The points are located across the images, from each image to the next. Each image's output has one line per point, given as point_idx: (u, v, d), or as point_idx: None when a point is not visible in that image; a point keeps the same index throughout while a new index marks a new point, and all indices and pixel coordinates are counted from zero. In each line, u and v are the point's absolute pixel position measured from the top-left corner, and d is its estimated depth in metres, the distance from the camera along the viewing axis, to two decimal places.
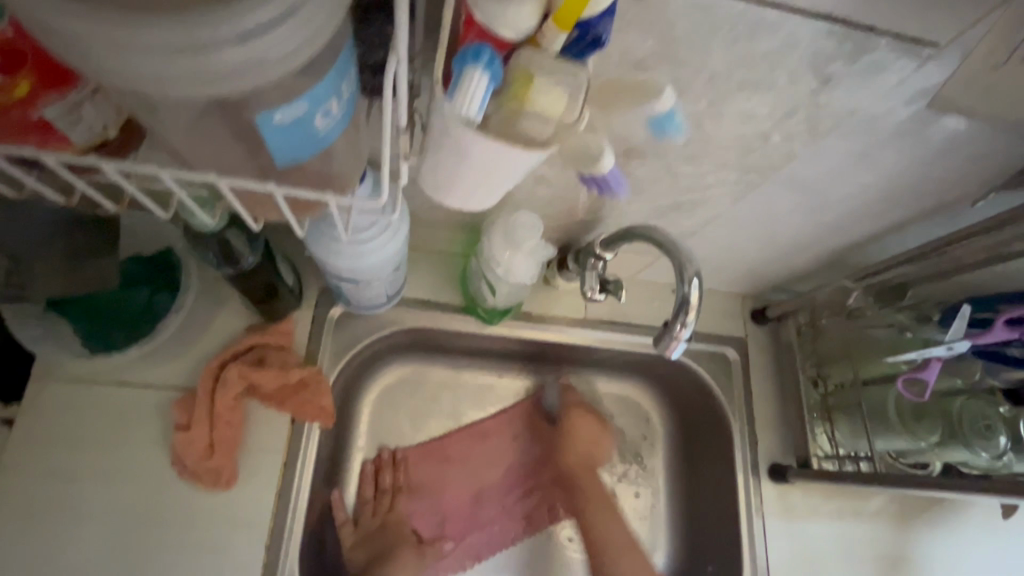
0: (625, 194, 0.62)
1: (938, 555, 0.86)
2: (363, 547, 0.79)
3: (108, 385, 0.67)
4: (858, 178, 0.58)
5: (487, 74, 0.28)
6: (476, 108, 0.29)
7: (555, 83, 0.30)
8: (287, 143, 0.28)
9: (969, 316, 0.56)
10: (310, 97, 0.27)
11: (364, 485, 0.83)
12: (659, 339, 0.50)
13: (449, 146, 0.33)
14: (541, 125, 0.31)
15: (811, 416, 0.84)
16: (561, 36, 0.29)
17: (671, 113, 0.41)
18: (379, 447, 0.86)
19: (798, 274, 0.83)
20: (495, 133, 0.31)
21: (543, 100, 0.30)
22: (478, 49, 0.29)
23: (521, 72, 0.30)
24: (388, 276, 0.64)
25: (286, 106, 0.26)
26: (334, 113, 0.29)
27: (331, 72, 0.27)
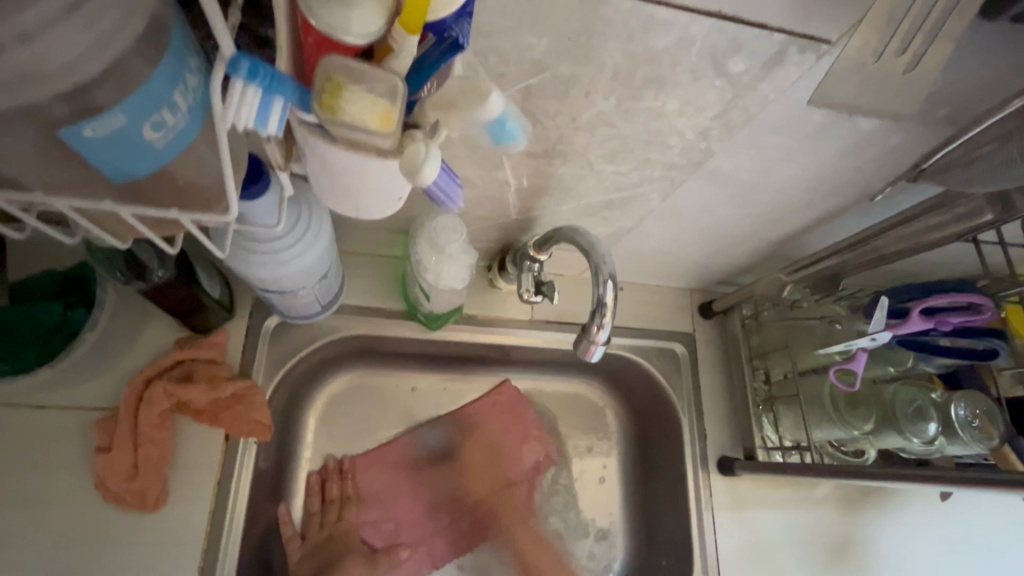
0: (553, 194, 0.62)
1: (884, 538, 0.89)
2: (308, 562, 0.77)
3: (23, 408, 0.64)
4: (781, 173, 0.58)
5: (255, 89, 0.26)
6: (252, 125, 0.27)
7: (370, 91, 0.28)
8: (112, 157, 0.27)
9: (888, 308, 0.57)
10: (127, 109, 0.25)
11: (311, 496, 0.82)
12: (579, 342, 0.49)
13: (314, 155, 0.32)
14: (366, 135, 0.30)
15: (757, 408, 0.85)
16: (411, 39, 0.28)
17: (504, 120, 0.35)
18: (327, 457, 0.84)
19: (740, 268, 0.84)
20: (341, 143, 0.30)
21: (354, 107, 0.28)
22: (238, 65, 0.25)
23: (326, 83, 0.27)
24: (315, 285, 0.63)
25: (99, 119, 0.25)
26: (170, 124, 0.27)
27: (154, 81, 0.26)
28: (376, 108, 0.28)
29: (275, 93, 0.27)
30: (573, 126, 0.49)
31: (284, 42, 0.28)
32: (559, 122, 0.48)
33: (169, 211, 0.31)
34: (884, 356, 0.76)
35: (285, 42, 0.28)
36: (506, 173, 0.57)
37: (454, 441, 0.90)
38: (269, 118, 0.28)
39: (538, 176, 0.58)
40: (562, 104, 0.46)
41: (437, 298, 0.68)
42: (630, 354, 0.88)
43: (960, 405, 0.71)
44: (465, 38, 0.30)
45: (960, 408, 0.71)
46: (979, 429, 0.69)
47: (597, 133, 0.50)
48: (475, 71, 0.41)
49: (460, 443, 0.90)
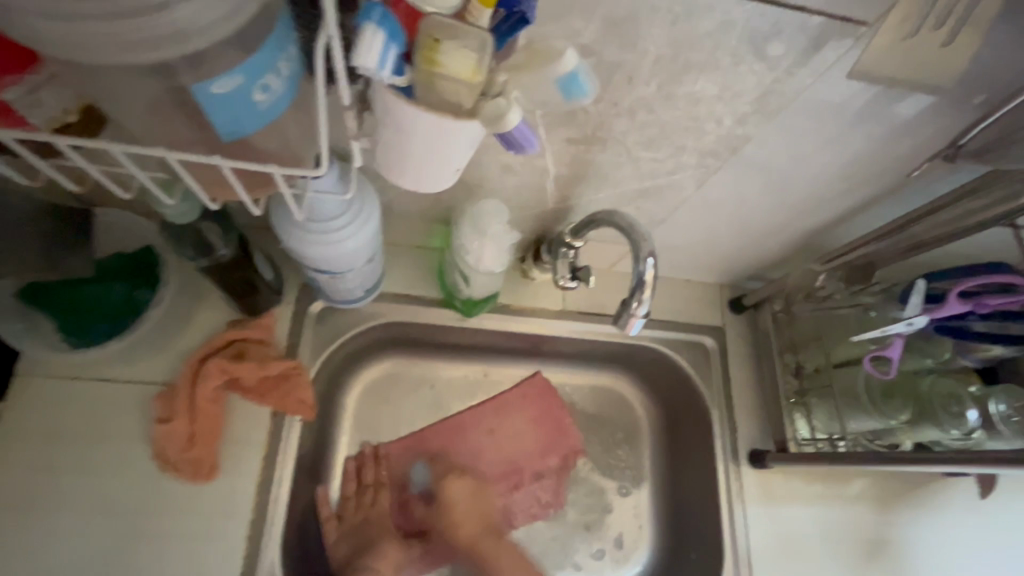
0: (591, 182, 0.64)
1: (921, 538, 0.87)
2: (347, 541, 0.80)
3: (91, 382, 0.68)
4: (815, 162, 0.59)
5: (381, 29, 0.29)
6: (373, 65, 0.30)
7: (463, 45, 0.31)
8: (226, 114, 0.30)
9: (925, 290, 0.57)
10: (245, 71, 0.29)
11: (348, 480, 0.84)
12: (619, 315, 0.50)
13: (390, 123, 0.36)
14: (456, 88, 0.32)
15: (788, 402, 0.85)
16: (486, 11, 0.31)
17: (576, 75, 0.36)
18: (364, 444, 0.87)
19: (771, 262, 0.85)
20: (423, 105, 0.33)
21: (449, 62, 0.31)
22: (375, 11, 0.30)
23: (425, 38, 0.31)
24: (362, 267, 0.66)
25: (221, 78, 0.28)
26: (274, 88, 0.31)
27: (267, 48, 0.29)
28: (462, 61, 0.31)
29: (394, 40, 0.30)
30: (614, 111, 0.51)
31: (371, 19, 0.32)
32: (600, 107, 0.51)
33: (265, 167, 0.34)
34: (919, 347, 0.75)
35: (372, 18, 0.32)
36: (546, 160, 0.60)
37: (483, 431, 0.92)
38: (385, 62, 0.30)
39: (577, 163, 0.60)
40: (604, 89, 0.48)
41: (476, 283, 0.71)
42: (660, 346, 0.90)
43: (999, 401, 0.71)
44: (531, 12, 0.33)
45: (999, 404, 0.71)
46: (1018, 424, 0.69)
47: (637, 119, 0.52)
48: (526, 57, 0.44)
49: (489, 432, 0.92)
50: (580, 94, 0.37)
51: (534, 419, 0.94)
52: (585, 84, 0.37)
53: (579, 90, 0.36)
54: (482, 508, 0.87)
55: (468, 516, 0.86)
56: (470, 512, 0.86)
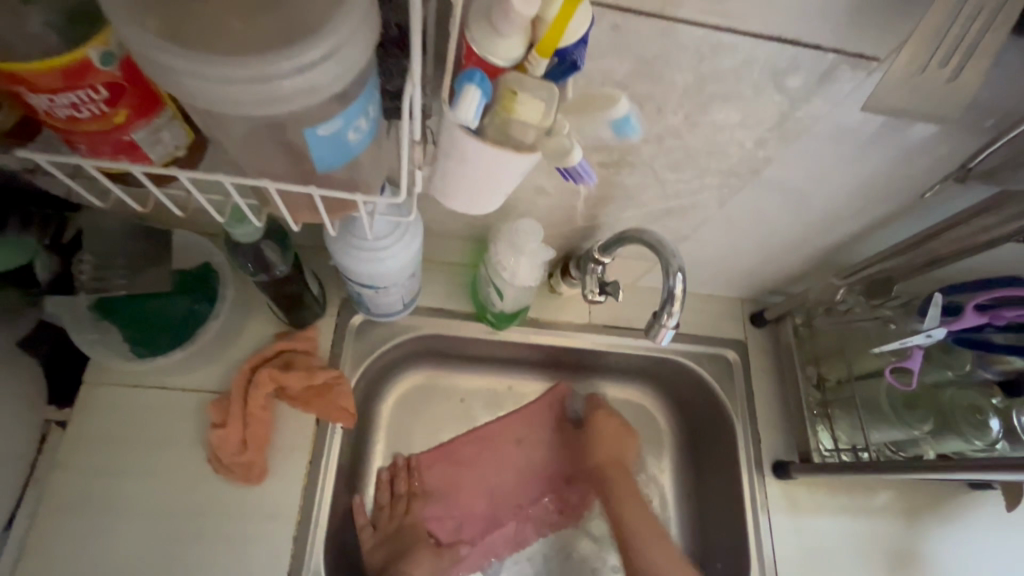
0: (619, 201, 0.68)
1: (949, 552, 0.87)
2: (382, 548, 0.83)
3: (154, 389, 0.74)
4: (832, 182, 0.63)
5: (479, 90, 0.35)
6: (466, 117, 0.35)
7: (534, 96, 0.36)
8: (326, 150, 0.35)
9: (942, 304, 0.60)
10: (344, 116, 0.34)
11: (381, 490, 0.88)
12: (650, 327, 0.54)
13: (454, 155, 0.40)
14: (526, 130, 0.38)
15: (811, 414, 0.87)
16: (543, 62, 0.36)
17: (626, 118, 0.43)
18: (395, 456, 0.91)
19: (792, 276, 0.88)
20: (490, 141, 0.38)
21: (523, 110, 0.36)
22: (475, 75, 0.35)
23: (503, 91, 0.36)
24: (404, 282, 0.70)
25: (327, 122, 0.34)
26: (363, 128, 0.36)
27: (361, 96, 0.35)
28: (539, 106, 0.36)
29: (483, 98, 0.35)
30: (644, 137, 0.56)
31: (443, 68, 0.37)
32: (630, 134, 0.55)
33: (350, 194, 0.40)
34: (942, 360, 0.76)
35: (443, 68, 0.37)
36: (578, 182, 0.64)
37: (511, 442, 0.95)
38: (477, 116, 0.35)
39: (607, 185, 0.65)
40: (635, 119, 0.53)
41: (510, 297, 0.75)
42: (683, 359, 0.92)
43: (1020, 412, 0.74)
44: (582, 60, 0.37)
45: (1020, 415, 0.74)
46: None
47: (665, 144, 0.57)
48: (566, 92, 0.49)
49: (516, 442, 0.96)
50: (630, 132, 0.44)
51: (559, 429, 0.97)
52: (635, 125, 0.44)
53: (630, 130, 0.44)
54: (619, 448, 0.92)
55: (605, 448, 0.92)
56: (610, 445, 0.92)
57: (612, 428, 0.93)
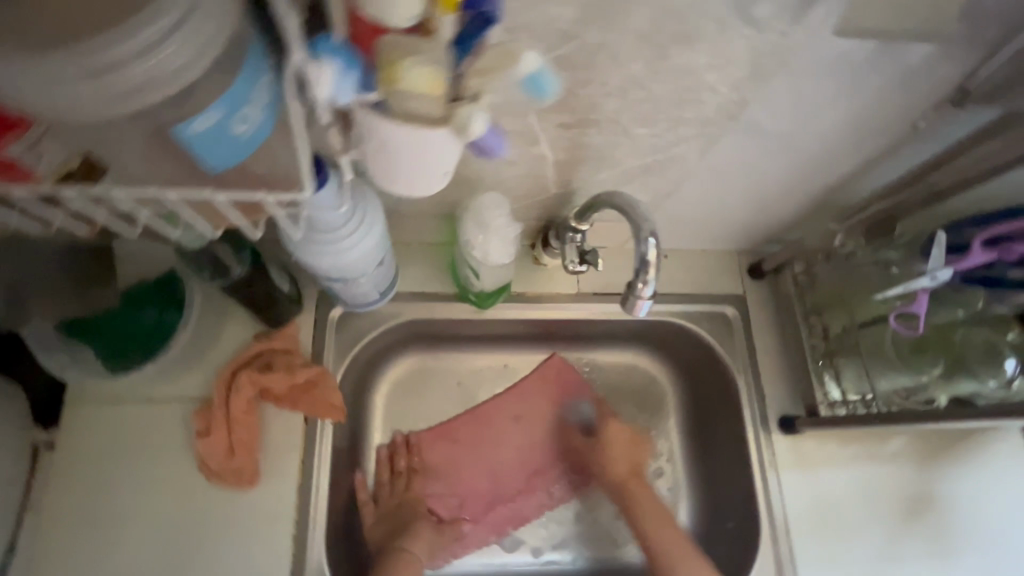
0: (591, 164, 0.64)
1: (968, 493, 0.85)
2: (381, 526, 0.81)
3: (134, 403, 0.72)
4: (820, 119, 0.57)
5: (335, 62, 0.32)
6: (328, 94, 0.32)
7: (423, 60, 0.32)
8: (212, 149, 0.32)
9: (946, 243, 0.54)
10: (220, 106, 0.31)
11: (382, 467, 0.87)
12: (625, 298, 0.50)
13: (372, 139, 0.36)
14: (423, 102, 0.34)
15: (816, 365, 0.83)
16: (448, 18, 0.33)
17: (539, 74, 0.35)
18: (395, 433, 0.89)
19: (789, 224, 0.83)
20: (393, 117, 0.34)
21: (410, 76, 0.32)
22: (321, 46, 0.32)
23: (383, 61, 0.33)
24: (373, 272, 0.67)
25: (199, 117, 0.31)
26: (254, 118, 0.33)
27: (239, 81, 0.31)
28: (422, 75, 0.32)
29: (348, 69, 0.32)
30: (604, 92, 0.50)
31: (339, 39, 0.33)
32: (589, 90, 0.50)
33: (253, 194, 0.37)
34: (950, 298, 0.72)
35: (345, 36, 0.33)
36: (542, 147, 0.59)
37: (508, 419, 0.93)
38: (344, 89, 0.32)
39: (574, 148, 0.60)
40: (590, 72, 0.48)
41: (486, 276, 0.71)
42: (681, 320, 0.89)
43: None
44: (495, 11, 0.34)
45: None
46: None
47: (628, 97, 0.51)
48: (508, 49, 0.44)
49: (513, 419, 0.93)
50: (544, 93, 0.36)
51: (555, 409, 0.95)
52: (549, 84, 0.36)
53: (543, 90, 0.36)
54: (636, 456, 0.88)
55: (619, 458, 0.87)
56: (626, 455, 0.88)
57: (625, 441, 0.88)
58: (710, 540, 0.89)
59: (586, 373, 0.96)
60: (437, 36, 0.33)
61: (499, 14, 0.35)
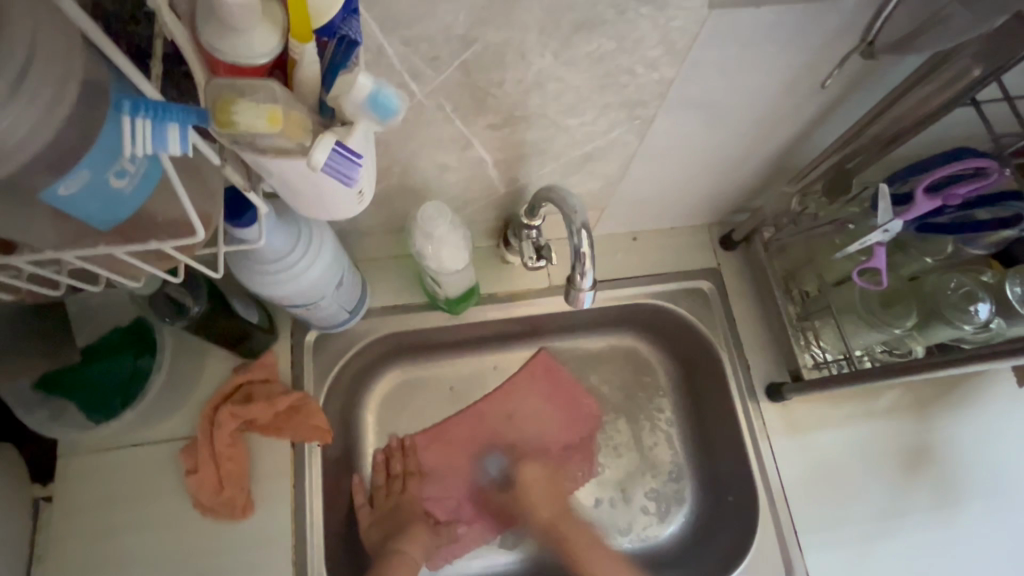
0: (532, 159, 0.63)
1: (967, 439, 0.83)
2: (377, 528, 0.83)
3: (123, 450, 0.74)
4: (750, 85, 0.57)
5: (148, 119, 0.31)
6: (155, 150, 0.32)
7: (254, 100, 0.32)
8: (91, 207, 0.33)
9: (890, 195, 0.54)
10: (88, 165, 0.31)
11: (381, 471, 0.88)
12: (569, 293, 0.51)
13: (270, 172, 0.37)
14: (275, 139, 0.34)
15: (795, 328, 0.83)
16: (305, 47, 0.33)
17: (377, 95, 0.34)
18: (391, 436, 0.90)
19: (752, 191, 0.82)
20: (272, 151, 0.35)
21: (242, 117, 0.32)
22: (124, 106, 0.30)
23: (218, 102, 0.32)
24: (333, 293, 0.68)
25: (67, 178, 0.31)
26: (131, 170, 0.33)
27: (105, 137, 0.31)
28: (262, 111, 0.32)
29: (167, 120, 0.31)
30: (521, 89, 0.50)
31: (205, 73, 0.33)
32: (506, 88, 0.50)
33: (146, 245, 0.37)
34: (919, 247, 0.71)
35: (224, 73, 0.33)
36: (478, 149, 0.59)
37: (501, 418, 0.93)
38: (169, 140, 0.31)
39: (511, 146, 0.60)
40: (502, 71, 0.48)
41: (447, 284, 0.72)
42: (657, 301, 0.88)
43: (1015, 284, 0.67)
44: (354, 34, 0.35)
45: (1016, 286, 0.67)
46: None
47: (548, 90, 0.51)
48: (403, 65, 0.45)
49: (506, 418, 0.94)
50: (391, 112, 0.35)
51: (547, 408, 0.95)
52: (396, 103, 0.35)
53: (386, 111, 0.34)
54: (635, 474, 0.88)
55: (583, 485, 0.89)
56: (550, 492, 0.88)
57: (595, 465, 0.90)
58: (714, 519, 0.87)
59: (575, 363, 0.96)
60: (302, 67, 0.34)
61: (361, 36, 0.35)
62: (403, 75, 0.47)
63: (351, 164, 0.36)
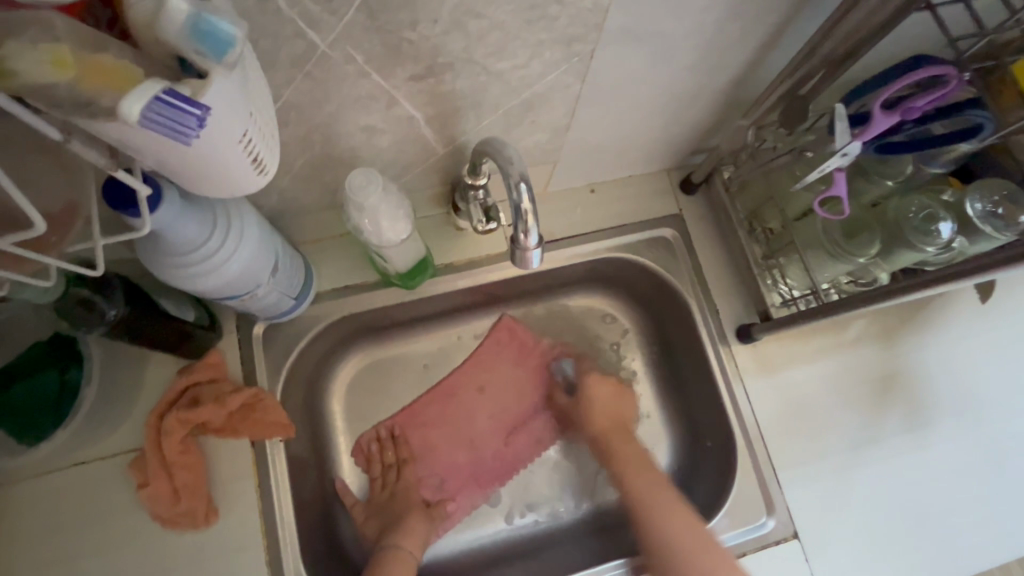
0: (467, 113, 0.58)
1: (934, 358, 0.84)
2: (373, 519, 0.81)
3: (65, 471, 0.68)
4: (694, 8, 0.52)
5: None
6: None
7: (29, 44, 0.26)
8: None
9: (846, 115, 0.50)
10: None
11: (371, 461, 0.85)
12: (513, 253, 0.48)
13: (123, 148, 0.31)
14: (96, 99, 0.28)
15: (762, 267, 0.80)
16: None
17: (200, 20, 0.28)
18: (363, 420, 0.87)
19: (708, 128, 0.78)
20: (103, 117, 0.28)
21: (19, 67, 0.26)
22: None
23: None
24: (270, 279, 0.62)
25: None
26: None
27: None
28: (42, 52, 0.26)
29: None
30: (439, 30, 0.45)
31: (24, 27, 0.27)
32: (421, 30, 0.44)
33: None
34: (879, 171, 0.68)
35: (50, 27, 0.27)
36: (404, 106, 0.54)
37: (472, 390, 0.91)
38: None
39: (440, 100, 0.54)
40: (412, 9, 0.42)
41: (393, 257, 0.68)
42: (622, 253, 0.85)
43: (975, 200, 0.65)
44: None
45: (976, 202, 0.65)
46: (1003, 217, 0.63)
47: (469, 30, 0.46)
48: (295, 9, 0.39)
49: (478, 390, 0.91)
50: (218, 37, 0.28)
51: (518, 375, 0.92)
52: (222, 29, 0.28)
53: (207, 33, 0.28)
54: (619, 407, 0.87)
55: (600, 410, 0.86)
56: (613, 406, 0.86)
57: (608, 390, 0.87)
58: (696, 465, 0.87)
59: (541, 325, 0.93)
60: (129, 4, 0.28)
61: None
62: (297, 23, 0.41)
63: (185, 114, 0.28)
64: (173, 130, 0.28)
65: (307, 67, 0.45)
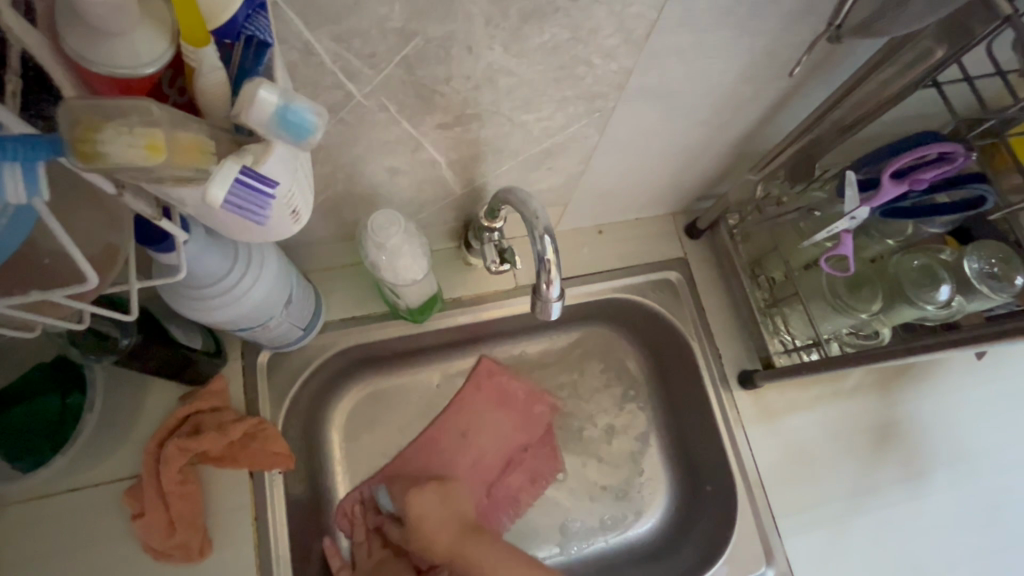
0: (489, 158, 0.59)
1: (928, 411, 0.85)
2: None
3: (57, 496, 0.66)
4: (715, 68, 0.54)
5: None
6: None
7: (124, 129, 0.27)
8: None
9: (857, 181, 0.53)
10: None
11: (354, 525, 0.83)
12: (535, 303, 0.49)
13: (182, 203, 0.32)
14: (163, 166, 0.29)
15: (763, 314, 0.82)
16: (204, 50, 0.29)
17: (287, 108, 0.29)
18: (362, 453, 0.86)
19: (715, 177, 0.80)
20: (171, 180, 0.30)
21: (112, 148, 0.26)
22: None
23: (73, 125, 0.26)
24: (282, 312, 0.62)
25: None
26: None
27: None
28: (138, 138, 0.27)
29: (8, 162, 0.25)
30: (471, 85, 0.46)
31: (124, 110, 0.27)
32: (455, 85, 0.46)
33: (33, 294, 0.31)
34: (881, 230, 0.71)
35: (148, 108, 0.27)
36: (429, 151, 0.55)
37: (455, 437, 0.90)
38: (7, 185, 0.26)
39: (465, 146, 0.56)
40: (448, 66, 0.43)
41: (406, 293, 0.68)
42: (628, 295, 0.86)
43: (973, 259, 0.67)
44: (265, 32, 0.31)
45: (974, 262, 0.66)
46: (999, 277, 0.65)
47: (500, 85, 0.47)
48: (342, 59, 0.40)
49: (461, 435, 0.90)
50: (305, 124, 0.30)
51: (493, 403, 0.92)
52: (306, 115, 0.30)
53: (297, 122, 0.30)
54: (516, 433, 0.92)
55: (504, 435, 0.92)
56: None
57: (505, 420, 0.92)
58: (694, 510, 0.87)
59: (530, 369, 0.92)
60: (202, 76, 0.29)
61: (271, 34, 0.31)
62: (338, 75, 0.42)
63: (260, 194, 0.31)
64: (255, 209, 0.31)
65: (341, 114, 0.46)
